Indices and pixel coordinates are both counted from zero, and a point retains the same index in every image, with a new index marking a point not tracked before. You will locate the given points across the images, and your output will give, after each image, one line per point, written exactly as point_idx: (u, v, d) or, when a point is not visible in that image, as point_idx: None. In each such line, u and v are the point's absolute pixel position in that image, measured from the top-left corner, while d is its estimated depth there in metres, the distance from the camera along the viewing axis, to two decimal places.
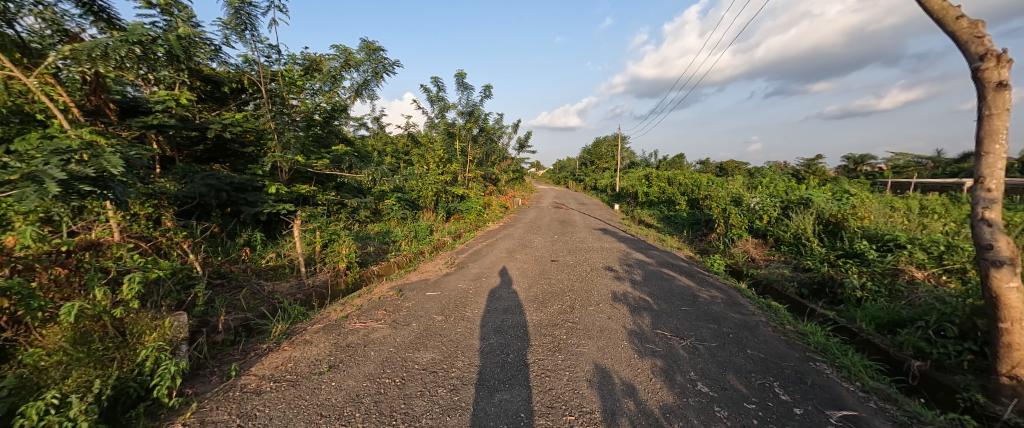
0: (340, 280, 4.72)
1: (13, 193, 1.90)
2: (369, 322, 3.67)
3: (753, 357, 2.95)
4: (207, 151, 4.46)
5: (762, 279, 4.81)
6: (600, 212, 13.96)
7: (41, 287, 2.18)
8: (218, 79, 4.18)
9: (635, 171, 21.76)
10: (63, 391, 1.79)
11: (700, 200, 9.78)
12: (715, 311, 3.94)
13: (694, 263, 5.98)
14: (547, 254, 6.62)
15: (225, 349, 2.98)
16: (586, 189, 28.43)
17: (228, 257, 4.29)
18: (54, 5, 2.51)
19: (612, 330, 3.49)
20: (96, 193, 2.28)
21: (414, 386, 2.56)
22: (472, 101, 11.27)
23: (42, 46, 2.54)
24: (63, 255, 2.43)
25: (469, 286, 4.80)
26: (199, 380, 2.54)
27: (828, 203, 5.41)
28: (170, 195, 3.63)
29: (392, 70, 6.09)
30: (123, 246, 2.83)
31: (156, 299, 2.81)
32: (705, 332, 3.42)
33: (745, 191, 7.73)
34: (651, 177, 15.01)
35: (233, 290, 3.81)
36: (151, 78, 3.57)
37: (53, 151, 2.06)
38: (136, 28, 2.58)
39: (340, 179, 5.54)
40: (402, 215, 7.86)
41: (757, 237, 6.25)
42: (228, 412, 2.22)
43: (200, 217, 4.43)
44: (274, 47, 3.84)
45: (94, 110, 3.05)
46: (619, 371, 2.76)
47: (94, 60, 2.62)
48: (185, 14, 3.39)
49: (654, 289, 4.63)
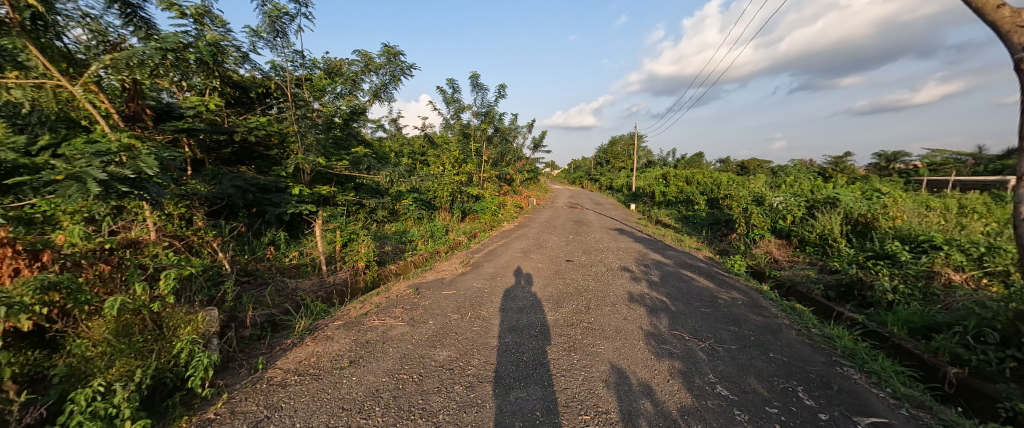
0: (359, 279, 4.84)
1: (58, 192, 2.07)
2: (388, 319, 3.75)
3: (776, 361, 2.87)
4: (235, 153, 4.60)
5: (785, 280, 4.66)
6: (616, 212, 13.77)
7: (87, 282, 2.37)
8: (245, 84, 4.30)
9: (650, 170, 21.32)
10: (107, 379, 1.94)
11: (720, 199, 9.52)
12: (735, 313, 3.84)
13: (713, 264, 5.84)
14: (563, 254, 6.58)
15: (253, 343, 3.12)
16: (602, 188, 28.03)
17: (254, 256, 4.46)
18: (99, 17, 2.73)
19: (629, 330, 3.46)
20: (133, 193, 2.44)
21: (432, 382, 2.61)
22: (487, 101, 11.27)
23: (87, 56, 2.78)
24: (106, 252, 2.61)
25: (484, 285, 4.83)
26: (229, 372, 2.68)
27: (856, 201, 5.17)
28: (201, 196, 3.76)
29: (409, 73, 6.19)
30: (159, 244, 2.99)
31: (189, 294, 2.99)
32: (724, 335, 3.35)
33: (768, 190, 7.45)
34: (668, 176, 14.68)
35: (258, 287, 3.96)
36: (184, 85, 3.73)
37: (95, 153, 2.26)
38: (167, 37, 2.74)
39: (358, 180, 5.69)
40: (418, 216, 7.99)
41: (781, 237, 6.04)
42: (256, 403, 2.33)
43: (228, 216, 4.61)
44: (300, 52, 3.97)
45: (132, 116, 3.22)
46: (636, 371, 2.73)
47: (131, 69, 2.80)
48: (216, 23, 3.54)
49: (672, 290, 4.54)
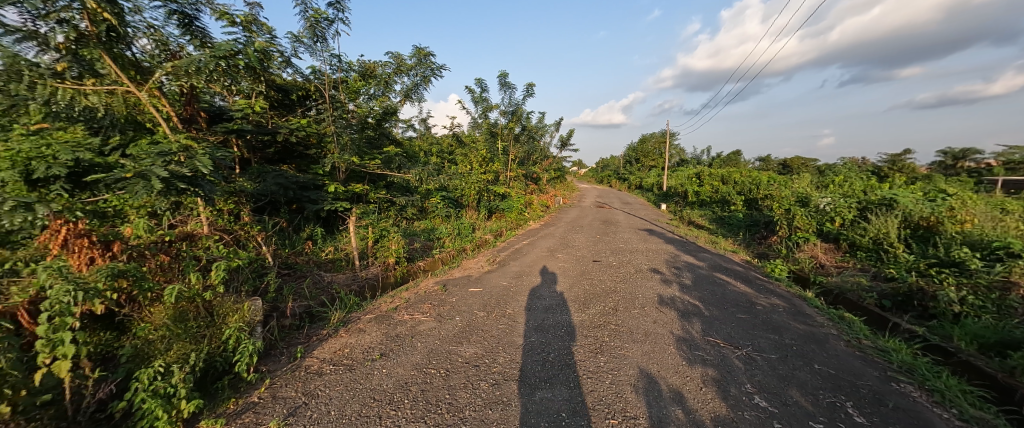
0: (389, 274, 5.00)
1: (127, 188, 2.28)
2: (417, 315, 3.84)
3: (822, 374, 2.68)
4: (278, 153, 4.87)
5: (832, 287, 4.35)
6: (646, 212, 13.39)
7: (151, 271, 2.60)
8: (287, 87, 4.49)
9: (683, 169, 20.53)
10: (166, 360, 2.11)
11: (760, 199, 9.01)
12: (775, 320, 3.63)
13: (751, 268, 5.54)
14: (590, 254, 6.48)
15: (293, 332, 3.30)
16: (631, 188, 27.35)
17: (294, 250, 4.71)
18: (161, 28, 2.96)
19: (659, 334, 3.35)
20: (190, 190, 2.65)
21: (458, 377, 2.65)
22: (515, 100, 11.28)
23: (152, 64, 3.03)
24: (166, 244, 2.84)
25: (510, 284, 4.85)
26: (271, 359, 2.84)
27: (917, 203, 4.73)
28: (248, 193, 4.02)
29: (439, 73, 6.30)
30: (211, 237, 3.22)
31: (237, 284, 3.20)
32: (763, 343, 3.17)
33: (814, 191, 6.96)
34: (702, 175, 14.08)
35: (298, 279, 4.19)
36: (234, 89, 4.00)
37: (159, 153, 2.47)
38: (221, 45, 2.94)
39: (389, 179, 5.88)
40: (446, 214, 8.14)
41: (828, 241, 5.63)
42: (295, 389, 2.47)
43: (271, 212, 4.91)
44: (338, 56, 4.15)
45: (189, 119, 3.48)
46: (666, 377, 2.64)
47: (189, 75, 3.03)
48: (263, 30, 3.75)
49: (706, 294, 4.35)
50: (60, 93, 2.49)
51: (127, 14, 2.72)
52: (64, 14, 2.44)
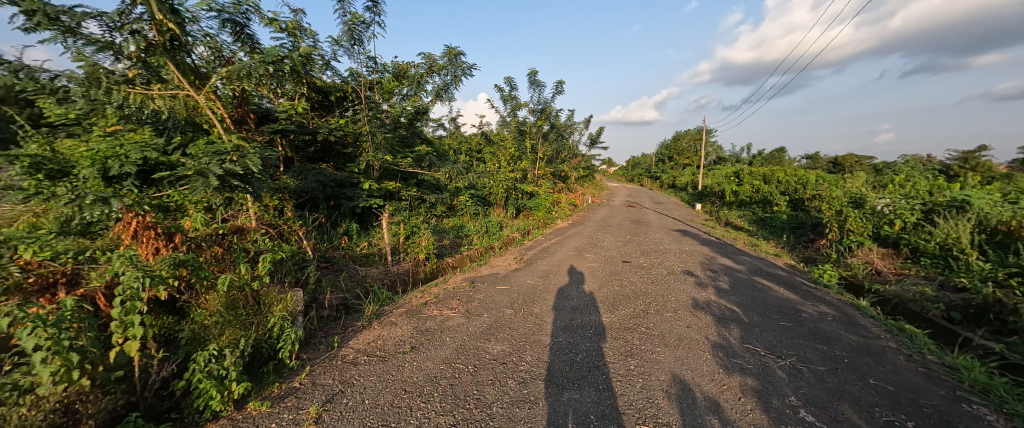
0: (419, 269, 5.13)
1: (189, 185, 2.47)
2: (446, 310, 3.91)
3: (878, 390, 2.46)
4: (318, 152, 5.11)
5: (890, 296, 3.99)
6: (679, 212, 12.90)
7: (207, 261, 2.82)
8: (327, 89, 4.67)
9: (720, 168, 19.56)
10: (220, 344, 2.27)
11: (807, 200, 8.42)
12: (823, 330, 3.38)
13: (795, 273, 5.20)
14: (619, 254, 6.34)
15: (330, 323, 3.46)
16: (663, 187, 26.44)
17: (331, 244, 4.93)
18: (216, 36, 3.18)
19: (693, 339, 3.22)
20: (241, 187, 2.84)
21: (486, 374, 2.67)
22: (544, 98, 11.20)
23: (208, 70, 3.26)
24: (219, 237, 3.06)
25: (537, 282, 4.83)
26: (311, 347, 3.00)
27: (995, 205, 4.23)
28: (290, 190, 4.25)
29: (469, 73, 6.37)
30: (258, 231, 3.44)
31: (281, 275, 3.40)
32: (810, 353, 2.96)
33: (870, 191, 6.41)
34: (741, 174, 13.35)
35: (335, 272, 4.39)
36: (279, 91, 4.23)
37: (215, 152, 2.66)
38: (269, 50, 3.12)
39: (420, 177, 6.04)
40: (474, 211, 8.23)
41: (886, 246, 5.16)
42: (333, 377, 2.58)
43: (311, 208, 5.17)
44: (374, 58, 4.29)
45: (239, 120, 3.70)
46: (701, 384, 2.53)
47: (241, 79, 3.24)
48: (306, 35, 3.94)
49: (744, 299, 4.13)
50: (131, 97, 2.74)
51: (188, 25, 2.94)
52: (135, 26, 2.68)
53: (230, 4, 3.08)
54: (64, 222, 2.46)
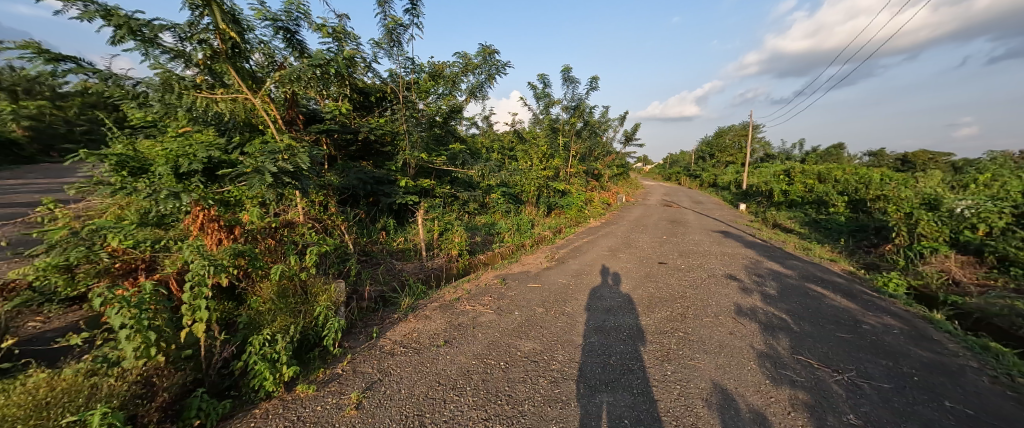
0: (452, 265, 5.24)
1: (247, 181, 2.67)
2: (478, 306, 3.97)
3: (955, 413, 2.21)
4: (359, 150, 5.35)
5: (971, 309, 3.55)
6: (721, 212, 12.23)
7: (262, 252, 3.05)
8: (368, 90, 4.87)
9: (768, 166, 18.28)
10: (272, 330, 2.44)
11: (872, 200, 7.66)
12: (887, 343, 3.08)
13: (853, 280, 4.77)
14: (655, 255, 6.12)
15: (369, 314, 3.62)
16: (705, 185, 25.14)
17: (370, 238, 5.15)
18: (270, 43, 3.41)
19: (735, 347, 3.05)
20: (292, 184, 3.03)
21: (517, 371, 2.68)
22: (578, 95, 11.03)
23: (263, 75, 3.51)
24: (272, 230, 3.29)
25: (569, 282, 4.78)
26: (352, 337, 3.15)
27: None
28: (334, 187, 4.49)
29: (503, 71, 6.38)
30: (305, 225, 3.66)
31: (325, 267, 3.61)
32: (871, 369, 2.71)
33: (949, 191, 5.73)
34: (793, 172, 12.41)
35: (373, 266, 4.59)
36: (325, 93, 4.48)
37: (269, 151, 2.85)
38: (317, 54, 3.30)
39: (453, 175, 6.18)
40: (506, 209, 8.29)
41: (966, 253, 4.60)
42: (372, 366, 2.70)
43: (352, 204, 5.44)
44: (411, 59, 4.41)
45: (290, 121, 3.95)
46: (745, 395, 2.39)
47: (291, 83, 3.45)
48: (350, 39, 4.12)
49: (794, 307, 3.84)
50: (198, 101, 3.05)
51: (246, 33, 3.18)
52: (203, 35, 2.90)
53: (282, 12, 3.31)
54: (143, 214, 2.74)
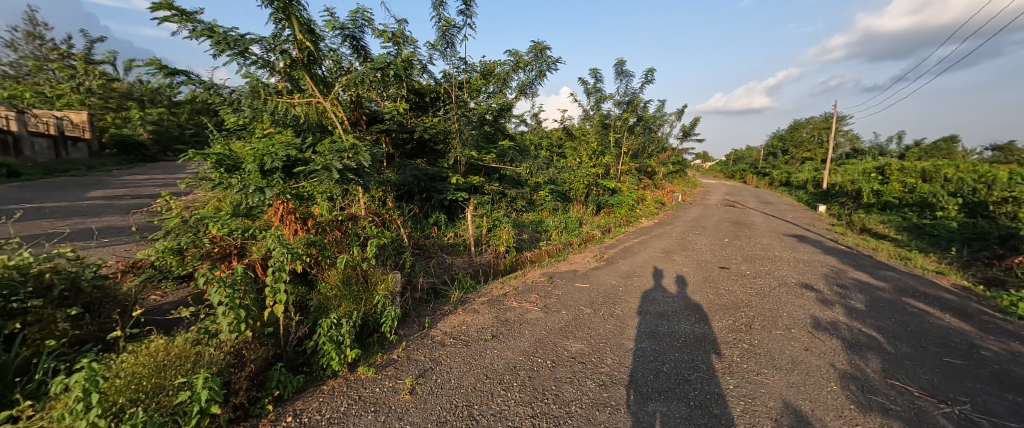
0: (500, 262, 5.31)
1: (319, 177, 2.93)
2: (525, 303, 3.99)
3: None
4: (414, 149, 5.62)
5: None
6: (793, 214, 11.01)
7: (330, 242, 3.32)
8: (423, 91, 5.14)
9: (854, 163, 16.07)
10: (338, 314, 2.65)
11: (997, 204, 6.39)
12: (1014, 375, 2.56)
13: (966, 298, 4.04)
14: (714, 259, 5.69)
15: (422, 304, 3.80)
16: (773, 185, 22.81)
17: (423, 232, 5.40)
18: (338, 50, 3.69)
19: (811, 365, 2.73)
20: (356, 180, 3.25)
21: (565, 371, 2.64)
22: (631, 89, 10.56)
23: (332, 79, 3.82)
24: (338, 222, 3.58)
25: (619, 283, 4.62)
26: (406, 325, 3.32)
27: None
28: (392, 183, 4.77)
29: (554, 67, 6.29)
30: (366, 219, 3.93)
31: (383, 258, 3.85)
32: (992, 403, 2.27)
33: None
34: (887, 170, 10.77)
35: (426, 259, 4.80)
36: (385, 95, 4.77)
37: (337, 149, 3.08)
38: (379, 58, 3.51)
39: (502, 172, 6.25)
40: (553, 207, 8.21)
41: None
42: (424, 354, 2.83)
43: (407, 199, 5.74)
44: (464, 59, 4.52)
45: (354, 121, 4.26)
46: (824, 419, 2.13)
47: (356, 86, 3.72)
48: (408, 42, 4.33)
49: (887, 324, 3.35)
50: (278, 106, 3.39)
51: (319, 42, 3.48)
52: (284, 46, 3.21)
53: (349, 21, 3.57)
54: (234, 206, 3.13)
